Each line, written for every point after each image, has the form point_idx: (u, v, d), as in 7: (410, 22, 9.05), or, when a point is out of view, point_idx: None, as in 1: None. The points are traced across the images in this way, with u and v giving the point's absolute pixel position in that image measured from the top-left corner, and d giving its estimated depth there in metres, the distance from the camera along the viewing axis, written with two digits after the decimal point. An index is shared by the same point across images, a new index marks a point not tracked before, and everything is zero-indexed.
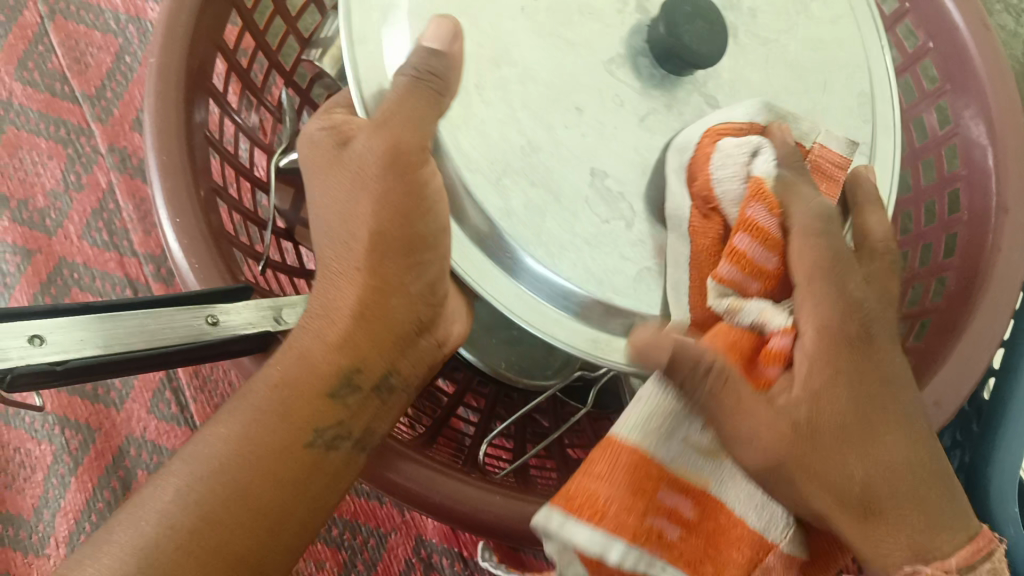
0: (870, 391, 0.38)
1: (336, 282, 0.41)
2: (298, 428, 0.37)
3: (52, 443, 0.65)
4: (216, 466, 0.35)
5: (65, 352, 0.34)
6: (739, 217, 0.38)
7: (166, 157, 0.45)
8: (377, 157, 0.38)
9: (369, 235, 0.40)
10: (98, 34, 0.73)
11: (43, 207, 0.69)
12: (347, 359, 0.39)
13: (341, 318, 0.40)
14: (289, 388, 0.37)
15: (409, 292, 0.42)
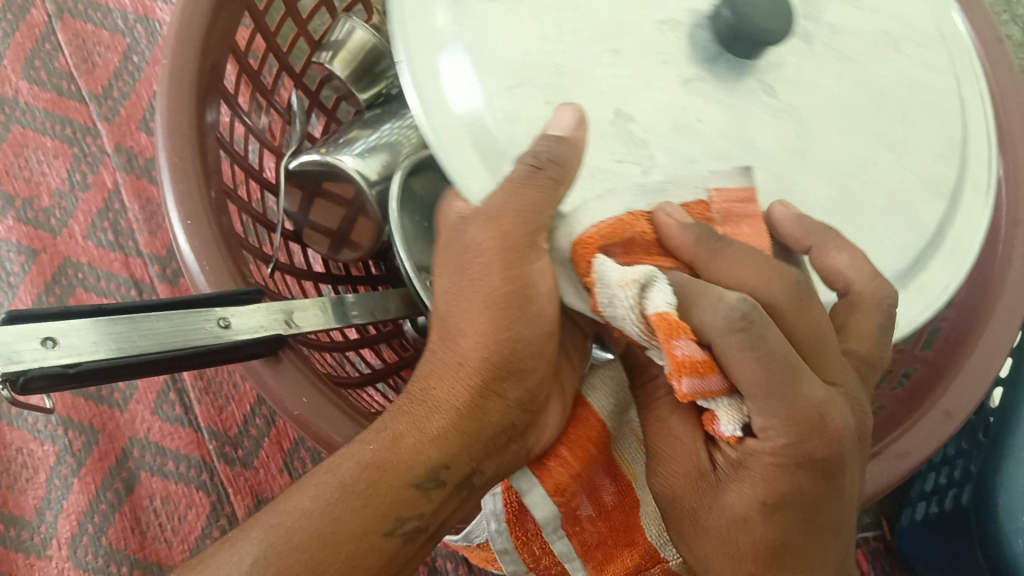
0: (817, 514, 0.34)
1: (439, 371, 0.38)
2: (377, 517, 0.34)
3: (55, 444, 0.65)
4: (287, 545, 0.32)
5: (79, 354, 0.34)
6: (653, 289, 0.32)
7: (177, 159, 0.44)
8: (490, 253, 0.35)
9: (474, 344, 0.37)
10: (106, 34, 0.73)
11: (49, 207, 0.69)
12: (438, 452, 0.36)
13: (443, 413, 0.37)
14: (376, 474, 0.35)
15: (509, 395, 0.38)
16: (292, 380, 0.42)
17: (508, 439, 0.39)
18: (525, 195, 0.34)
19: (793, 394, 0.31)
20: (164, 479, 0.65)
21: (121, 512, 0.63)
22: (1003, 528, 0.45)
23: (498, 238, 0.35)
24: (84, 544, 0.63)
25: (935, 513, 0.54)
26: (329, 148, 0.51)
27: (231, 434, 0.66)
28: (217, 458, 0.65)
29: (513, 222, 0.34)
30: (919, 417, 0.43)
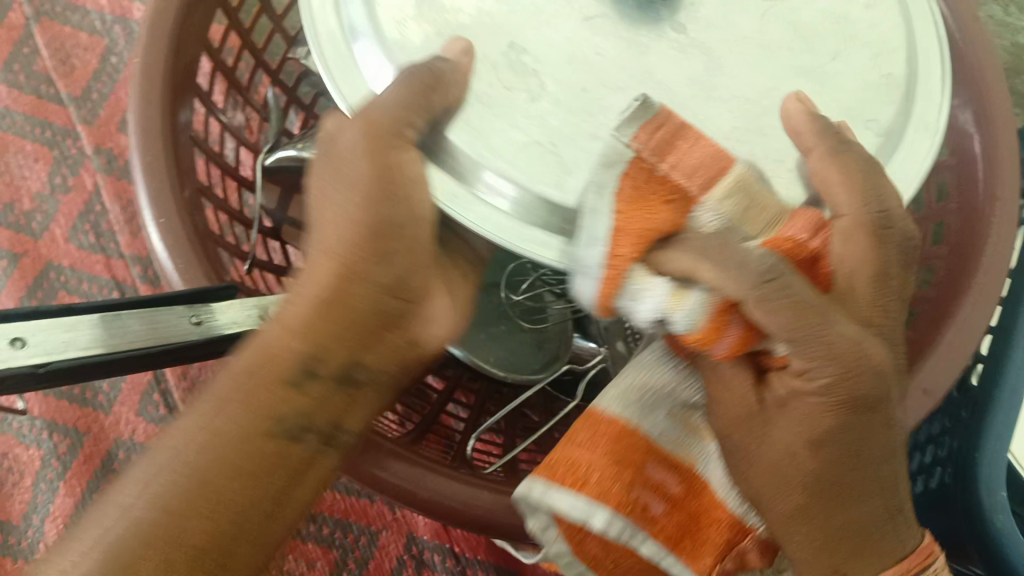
0: (846, 467, 0.34)
1: (307, 261, 0.34)
2: (262, 422, 0.33)
3: (40, 447, 0.65)
4: (177, 460, 0.31)
5: (48, 355, 0.34)
6: (707, 217, 0.33)
7: (151, 157, 0.44)
8: (359, 150, 0.34)
9: (342, 222, 0.34)
10: (84, 35, 0.73)
11: (30, 210, 0.69)
12: (308, 342, 0.34)
13: (308, 305, 0.34)
14: (245, 379, 0.33)
15: (380, 277, 0.34)
16: None
17: (383, 326, 0.35)
18: (399, 98, 0.34)
19: (828, 334, 0.31)
20: None
21: None
22: (983, 503, 0.45)
23: (368, 136, 0.34)
24: None
25: (922, 492, 0.54)
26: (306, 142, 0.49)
27: None
28: None
29: (383, 140, 0.34)
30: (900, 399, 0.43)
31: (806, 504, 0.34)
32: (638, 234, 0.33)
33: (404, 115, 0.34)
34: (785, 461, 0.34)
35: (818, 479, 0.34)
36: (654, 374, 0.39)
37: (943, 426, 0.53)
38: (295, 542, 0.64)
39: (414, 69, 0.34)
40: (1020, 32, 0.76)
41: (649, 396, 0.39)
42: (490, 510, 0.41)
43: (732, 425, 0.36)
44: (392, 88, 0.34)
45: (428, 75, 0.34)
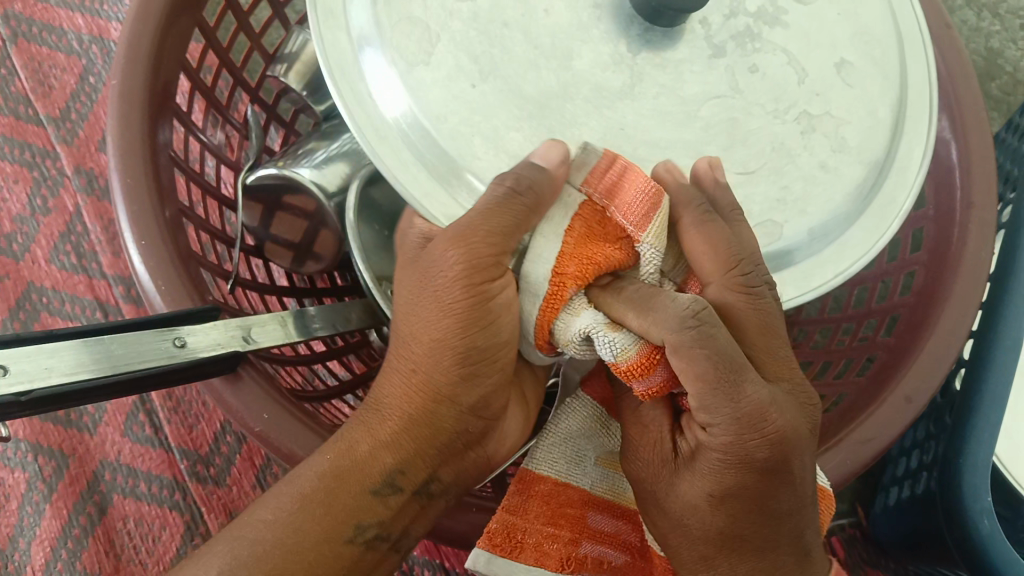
0: (765, 518, 0.34)
1: (394, 374, 0.38)
2: (339, 525, 0.36)
3: (25, 470, 0.64)
4: (248, 550, 0.34)
5: (30, 381, 0.33)
6: (594, 337, 0.34)
7: (130, 179, 0.44)
8: (453, 279, 0.34)
9: (418, 345, 0.37)
10: (61, 56, 0.73)
11: (10, 231, 0.68)
12: (393, 458, 0.37)
13: (394, 421, 0.38)
14: (336, 483, 0.36)
15: (466, 403, 0.37)
16: (251, 396, 0.43)
17: (467, 446, 0.39)
18: (497, 215, 0.33)
19: (735, 393, 0.32)
20: (136, 500, 0.65)
21: (94, 536, 0.63)
22: (969, 510, 0.45)
23: (463, 260, 0.34)
24: (58, 570, 0.62)
25: (909, 498, 0.54)
26: (286, 161, 0.50)
27: (203, 453, 0.66)
28: (189, 476, 0.66)
29: (478, 230, 0.33)
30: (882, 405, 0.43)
31: (710, 555, 0.36)
32: (584, 258, 0.34)
33: (501, 250, 0.34)
34: (689, 517, 0.35)
35: (723, 509, 0.34)
36: (577, 420, 0.43)
37: (927, 431, 0.54)
38: None
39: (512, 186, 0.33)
40: (993, 36, 0.77)
41: (572, 444, 0.43)
42: (478, 525, 0.41)
43: (659, 474, 0.37)
44: (490, 197, 0.33)
45: (526, 198, 0.33)
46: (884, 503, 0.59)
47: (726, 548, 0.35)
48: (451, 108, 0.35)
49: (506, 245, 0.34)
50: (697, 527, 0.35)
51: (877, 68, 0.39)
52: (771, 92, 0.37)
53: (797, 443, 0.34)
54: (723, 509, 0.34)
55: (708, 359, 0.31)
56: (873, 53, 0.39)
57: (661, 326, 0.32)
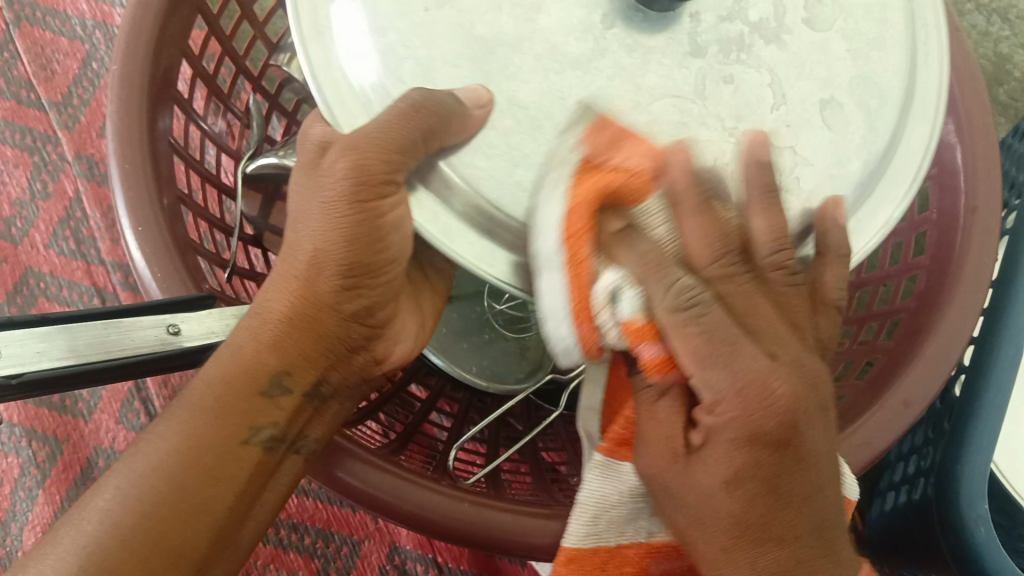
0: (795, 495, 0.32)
1: (279, 279, 0.37)
2: (234, 428, 0.36)
3: (19, 455, 0.65)
4: (148, 468, 0.33)
5: (22, 365, 0.33)
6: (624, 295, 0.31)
7: (128, 164, 0.44)
8: (349, 184, 0.34)
9: (313, 254, 0.36)
10: (64, 41, 0.72)
11: (10, 216, 0.69)
12: (279, 361, 0.37)
13: (280, 324, 0.37)
14: (224, 389, 0.35)
15: (347, 308, 0.37)
16: None
17: (352, 350, 0.39)
18: (393, 130, 0.31)
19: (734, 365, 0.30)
20: None
21: None
22: (963, 517, 0.45)
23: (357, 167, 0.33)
24: None
25: (904, 503, 0.53)
26: (287, 149, 0.48)
27: None
28: None
29: (374, 143, 0.32)
30: (880, 408, 0.42)
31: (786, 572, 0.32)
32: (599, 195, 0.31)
33: (402, 156, 0.32)
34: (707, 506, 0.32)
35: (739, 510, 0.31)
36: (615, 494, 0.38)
37: (926, 436, 0.53)
38: (277, 552, 0.64)
39: (416, 103, 0.31)
40: (1003, 41, 0.76)
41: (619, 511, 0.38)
42: (471, 525, 0.41)
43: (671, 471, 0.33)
44: (390, 114, 0.32)
45: (437, 115, 0.31)
46: (880, 508, 0.58)
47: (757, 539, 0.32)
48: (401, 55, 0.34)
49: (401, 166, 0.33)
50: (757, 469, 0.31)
51: (876, 88, 0.36)
52: (736, 110, 0.34)
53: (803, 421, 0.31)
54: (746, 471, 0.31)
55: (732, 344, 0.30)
56: (869, 80, 0.36)
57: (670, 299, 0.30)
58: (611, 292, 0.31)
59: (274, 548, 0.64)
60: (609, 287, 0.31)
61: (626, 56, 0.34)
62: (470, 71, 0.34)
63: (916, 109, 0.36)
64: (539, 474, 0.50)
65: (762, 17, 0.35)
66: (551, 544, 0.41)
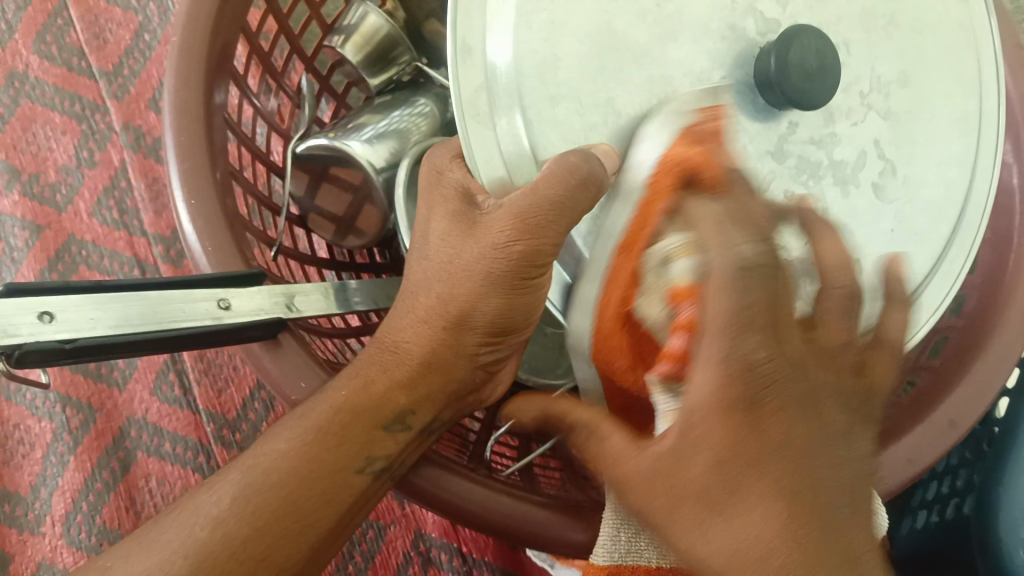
0: (776, 454, 0.29)
1: (412, 317, 0.39)
2: (352, 456, 0.36)
3: (53, 421, 0.65)
4: (265, 482, 0.34)
5: (76, 331, 0.33)
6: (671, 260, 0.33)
7: (184, 137, 0.44)
8: (508, 248, 0.35)
9: (462, 306, 0.38)
10: (118, 11, 0.72)
11: (55, 182, 0.69)
12: (406, 399, 0.38)
13: (412, 361, 0.39)
14: (350, 415, 0.37)
15: (479, 359, 0.39)
16: (289, 362, 0.43)
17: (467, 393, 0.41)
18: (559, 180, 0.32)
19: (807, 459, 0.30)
20: (160, 460, 0.64)
21: (116, 491, 0.63)
22: (1003, 538, 0.45)
23: (522, 225, 0.34)
24: (77, 523, 0.62)
25: (936, 522, 0.53)
26: (337, 133, 0.50)
27: (230, 417, 0.66)
28: (215, 441, 0.65)
29: (545, 224, 0.34)
30: (923, 426, 0.42)
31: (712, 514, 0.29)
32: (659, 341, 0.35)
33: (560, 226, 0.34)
34: (686, 477, 0.29)
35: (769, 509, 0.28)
36: None
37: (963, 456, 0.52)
38: None
39: (575, 165, 0.32)
40: None
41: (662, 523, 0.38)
42: (509, 516, 0.41)
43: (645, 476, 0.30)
44: (548, 176, 0.32)
45: (584, 180, 0.32)
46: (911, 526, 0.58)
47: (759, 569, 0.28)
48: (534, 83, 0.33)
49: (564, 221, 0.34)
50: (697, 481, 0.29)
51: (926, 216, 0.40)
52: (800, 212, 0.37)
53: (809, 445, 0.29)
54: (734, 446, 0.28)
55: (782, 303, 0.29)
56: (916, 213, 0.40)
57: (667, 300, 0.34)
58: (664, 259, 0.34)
59: None
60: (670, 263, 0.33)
61: (712, 122, 0.35)
62: (595, 107, 0.34)
63: (963, 227, 0.41)
64: (572, 470, 0.51)
65: (845, 158, 0.38)
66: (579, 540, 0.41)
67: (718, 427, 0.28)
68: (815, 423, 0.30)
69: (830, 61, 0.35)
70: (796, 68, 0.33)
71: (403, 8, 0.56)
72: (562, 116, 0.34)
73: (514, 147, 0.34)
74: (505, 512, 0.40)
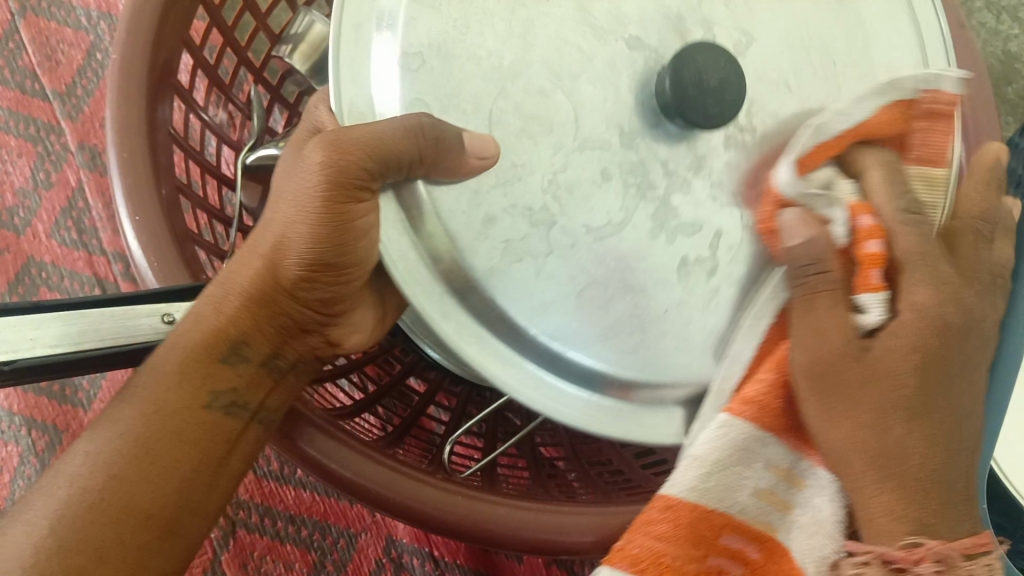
0: (937, 392, 0.32)
1: (243, 257, 0.39)
2: (193, 390, 0.38)
3: (19, 444, 0.65)
4: (113, 432, 0.36)
5: (14, 352, 0.32)
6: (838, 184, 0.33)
7: (126, 155, 0.44)
8: (318, 181, 0.34)
9: (278, 240, 0.37)
10: (69, 31, 0.72)
11: (13, 205, 0.69)
12: (238, 331, 0.39)
13: (236, 298, 0.39)
14: (185, 356, 0.38)
15: (308, 299, 0.39)
16: None
17: (304, 331, 0.41)
18: (387, 143, 0.31)
19: (867, 361, 0.31)
20: None
21: None
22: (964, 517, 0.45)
23: (330, 164, 0.32)
24: None
25: None
26: (287, 141, 0.50)
27: None
28: None
29: (352, 151, 0.32)
30: None
31: (886, 413, 0.31)
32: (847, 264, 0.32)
33: (373, 164, 0.32)
34: (885, 375, 0.31)
35: (885, 426, 0.31)
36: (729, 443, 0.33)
37: None
38: (273, 544, 0.65)
39: (422, 125, 0.31)
40: (1012, 40, 0.75)
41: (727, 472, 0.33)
42: (464, 516, 0.41)
43: (837, 370, 0.31)
44: (393, 127, 0.31)
45: (428, 145, 0.31)
46: None
47: (891, 463, 0.31)
48: (425, 60, 0.32)
49: (375, 172, 0.32)
50: (886, 380, 0.31)
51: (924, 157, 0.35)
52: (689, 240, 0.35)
53: (909, 368, 0.31)
54: (924, 373, 0.31)
55: (941, 267, 0.32)
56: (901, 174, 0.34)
57: (896, 205, 0.32)
58: (827, 184, 0.33)
59: (270, 539, 0.65)
60: (823, 177, 0.33)
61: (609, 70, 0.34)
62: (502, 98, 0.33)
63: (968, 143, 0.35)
64: (537, 469, 0.51)
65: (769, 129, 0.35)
66: (566, 541, 0.42)
67: (909, 342, 0.31)
68: (892, 458, 0.31)
69: (736, 74, 0.33)
70: (693, 84, 0.32)
71: None
72: (465, 99, 0.33)
73: (386, 106, 0.33)
74: (468, 513, 0.41)
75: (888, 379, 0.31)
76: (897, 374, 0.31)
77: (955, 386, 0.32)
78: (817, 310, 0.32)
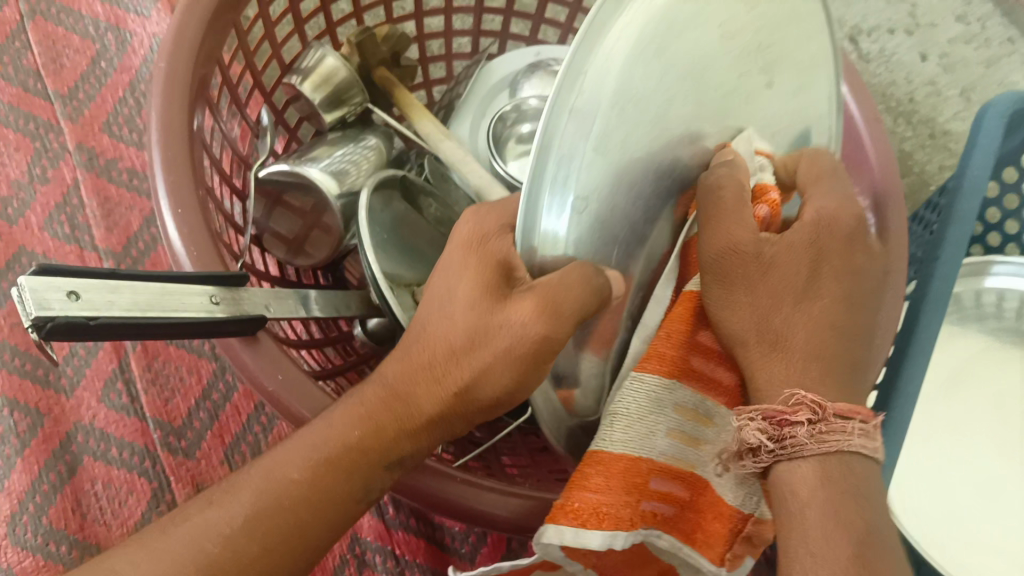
0: (823, 275, 0.43)
1: (416, 366, 0.41)
2: (357, 484, 0.39)
3: (1, 424, 0.68)
4: (273, 506, 0.37)
5: (98, 309, 0.37)
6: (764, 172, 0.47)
7: (168, 153, 0.48)
8: (526, 333, 0.39)
9: (468, 368, 0.40)
10: (76, 39, 0.82)
11: (8, 196, 0.75)
12: (411, 445, 0.40)
13: (416, 413, 0.40)
14: (358, 451, 0.39)
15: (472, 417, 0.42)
16: (267, 357, 0.45)
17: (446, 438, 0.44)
18: (582, 299, 0.38)
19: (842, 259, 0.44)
20: (107, 464, 0.69)
21: (62, 494, 0.67)
22: None
23: (544, 321, 0.38)
24: (24, 522, 0.65)
25: None
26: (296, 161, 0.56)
27: (176, 425, 0.70)
28: (161, 446, 0.70)
29: (566, 315, 0.38)
30: None
31: (781, 297, 0.42)
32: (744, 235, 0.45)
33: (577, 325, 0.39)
34: (788, 270, 0.43)
35: (792, 299, 0.42)
36: (647, 385, 0.43)
37: None
38: None
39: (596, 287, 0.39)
40: (907, 140, 0.87)
41: (652, 404, 0.43)
42: (455, 501, 0.44)
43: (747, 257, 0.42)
44: (583, 291, 0.38)
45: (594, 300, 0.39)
46: None
47: (775, 334, 0.42)
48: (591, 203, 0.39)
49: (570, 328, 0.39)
50: (791, 277, 0.43)
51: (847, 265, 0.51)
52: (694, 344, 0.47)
53: (821, 262, 0.43)
54: (814, 275, 0.43)
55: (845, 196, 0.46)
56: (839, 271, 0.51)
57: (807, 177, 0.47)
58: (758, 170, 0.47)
59: None
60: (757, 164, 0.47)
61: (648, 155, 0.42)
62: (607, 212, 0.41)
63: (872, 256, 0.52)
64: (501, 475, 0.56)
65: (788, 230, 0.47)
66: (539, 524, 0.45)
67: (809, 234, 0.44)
68: (834, 331, 0.42)
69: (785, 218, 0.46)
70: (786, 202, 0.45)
71: (358, 53, 0.61)
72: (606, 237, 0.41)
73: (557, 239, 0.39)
74: (459, 496, 0.44)
75: (821, 281, 0.43)
76: (829, 270, 0.43)
77: (843, 277, 0.44)
78: (725, 220, 0.42)
